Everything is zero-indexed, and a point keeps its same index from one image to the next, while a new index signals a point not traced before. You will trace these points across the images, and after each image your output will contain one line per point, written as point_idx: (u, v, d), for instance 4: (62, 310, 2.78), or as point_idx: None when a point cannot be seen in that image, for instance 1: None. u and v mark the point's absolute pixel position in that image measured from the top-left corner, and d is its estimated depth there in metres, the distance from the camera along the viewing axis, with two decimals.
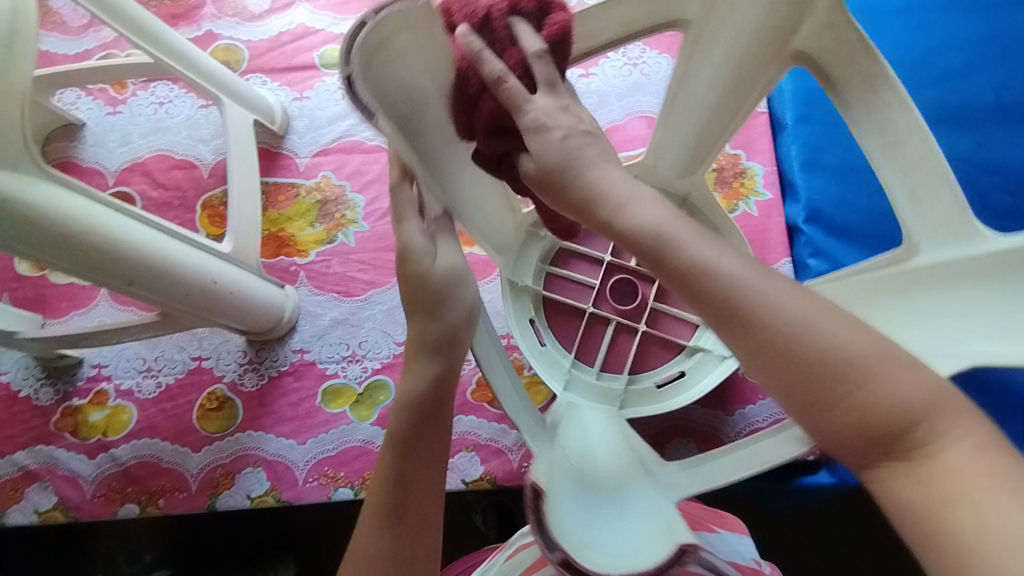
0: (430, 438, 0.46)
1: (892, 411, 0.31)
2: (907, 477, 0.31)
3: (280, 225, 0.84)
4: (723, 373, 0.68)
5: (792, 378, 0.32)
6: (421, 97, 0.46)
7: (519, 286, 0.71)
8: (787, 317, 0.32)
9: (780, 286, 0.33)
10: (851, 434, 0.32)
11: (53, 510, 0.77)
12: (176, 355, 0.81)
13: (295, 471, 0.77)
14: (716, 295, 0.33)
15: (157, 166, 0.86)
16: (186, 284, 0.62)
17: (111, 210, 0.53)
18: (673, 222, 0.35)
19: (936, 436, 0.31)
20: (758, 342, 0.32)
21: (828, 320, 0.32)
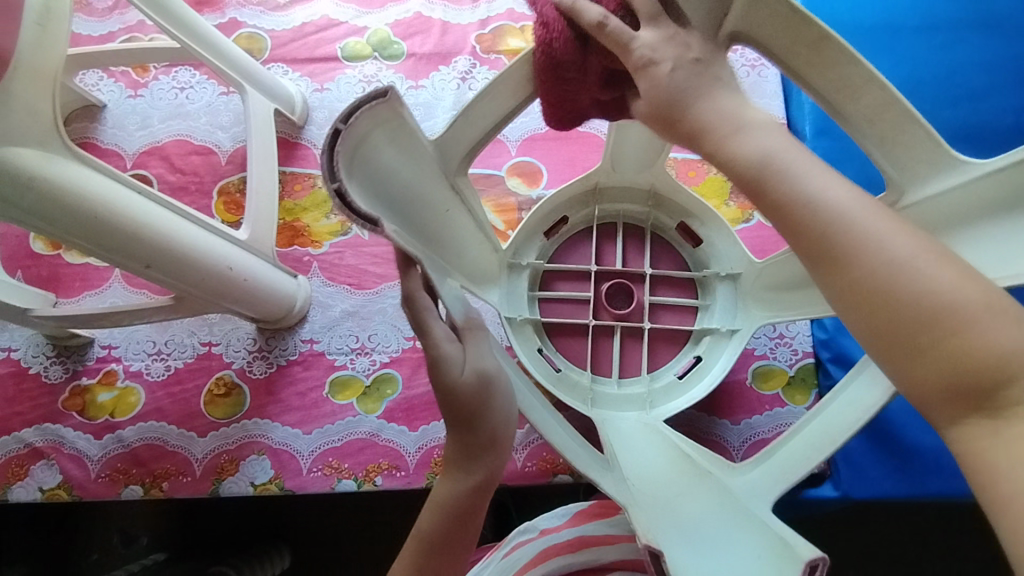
0: (455, 544, 0.48)
1: (991, 364, 0.30)
2: (991, 435, 0.31)
3: (295, 214, 0.85)
4: (737, 347, 0.68)
5: (887, 313, 0.32)
6: (392, 175, 0.47)
7: (518, 321, 0.68)
8: (891, 253, 0.33)
9: (882, 219, 0.34)
10: (929, 371, 0.31)
11: (57, 488, 0.77)
12: (186, 340, 0.82)
13: (299, 460, 0.77)
14: (808, 220, 0.35)
15: (176, 151, 0.87)
16: (203, 269, 0.62)
17: (135, 193, 0.54)
18: (779, 149, 0.37)
19: None
20: (843, 273, 0.34)
21: (924, 257, 0.32)
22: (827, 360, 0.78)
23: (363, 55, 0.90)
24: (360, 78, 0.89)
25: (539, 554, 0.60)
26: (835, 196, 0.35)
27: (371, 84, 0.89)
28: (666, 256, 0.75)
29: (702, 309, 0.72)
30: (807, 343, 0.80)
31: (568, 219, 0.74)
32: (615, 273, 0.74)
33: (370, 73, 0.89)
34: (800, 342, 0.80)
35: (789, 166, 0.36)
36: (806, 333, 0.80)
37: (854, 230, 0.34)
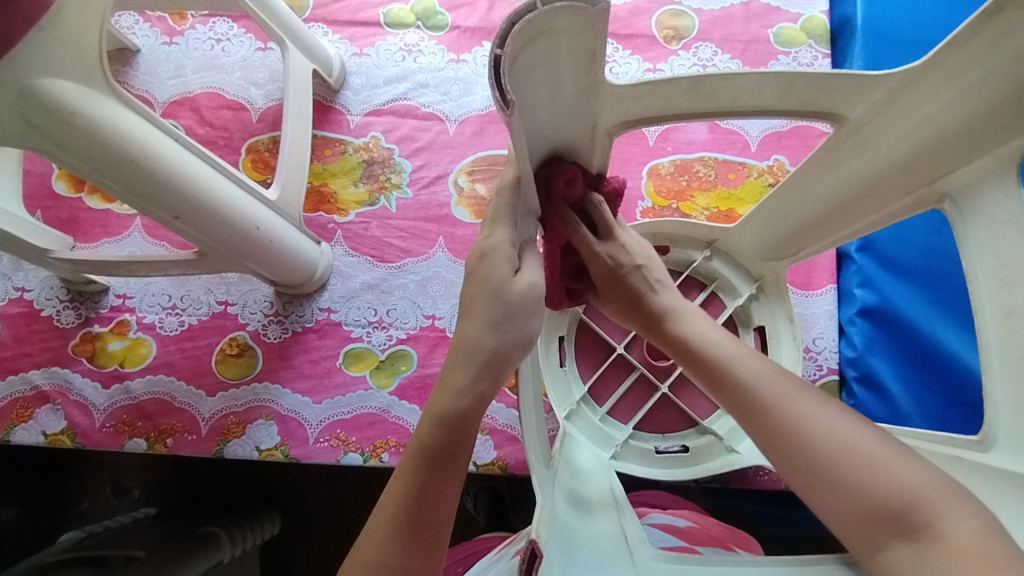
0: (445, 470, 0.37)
1: (897, 495, 0.40)
2: (913, 554, 0.39)
3: (323, 179, 0.83)
4: (781, 299, 0.74)
5: (811, 470, 0.43)
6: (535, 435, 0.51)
7: (610, 439, 0.72)
8: (808, 412, 0.45)
9: (808, 400, 0.46)
10: (860, 523, 0.41)
11: (61, 433, 0.76)
12: (202, 297, 0.80)
13: (307, 429, 0.76)
14: (747, 394, 0.48)
15: (207, 103, 0.85)
16: (230, 225, 0.61)
17: (172, 139, 0.52)
18: (710, 332, 0.53)
19: (937, 518, 0.39)
20: (774, 434, 0.46)
21: (857, 440, 0.43)
22: (853, 380, 0.76)
23: (406, 22, 0.87)
24: (401, 46, 0.87)
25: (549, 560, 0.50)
26: (760, 372, 0.49)
27: (412, 53, 0.86)
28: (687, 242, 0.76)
29: (721, 288, 0.77)
30: (832, 361, 0.78)
31: (564, 337, 0.77)
32: (637, 335, 0.78)
33: (411, 41, 0.87)
34: (826, 358, 0.78)
35: (727, 359, 0.50)
36: (833, 349, 0.79)
37: (771, 400, 0.46)
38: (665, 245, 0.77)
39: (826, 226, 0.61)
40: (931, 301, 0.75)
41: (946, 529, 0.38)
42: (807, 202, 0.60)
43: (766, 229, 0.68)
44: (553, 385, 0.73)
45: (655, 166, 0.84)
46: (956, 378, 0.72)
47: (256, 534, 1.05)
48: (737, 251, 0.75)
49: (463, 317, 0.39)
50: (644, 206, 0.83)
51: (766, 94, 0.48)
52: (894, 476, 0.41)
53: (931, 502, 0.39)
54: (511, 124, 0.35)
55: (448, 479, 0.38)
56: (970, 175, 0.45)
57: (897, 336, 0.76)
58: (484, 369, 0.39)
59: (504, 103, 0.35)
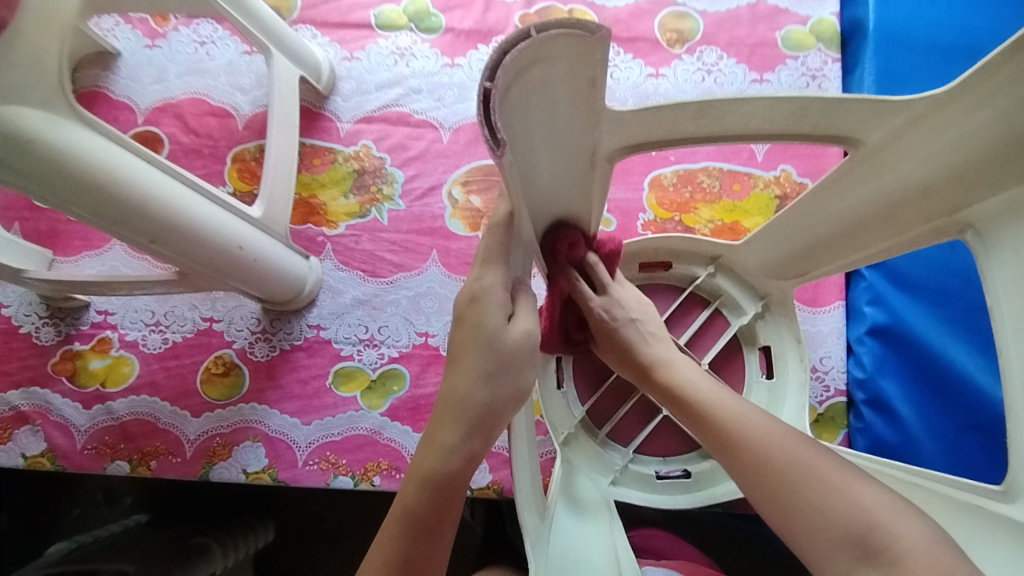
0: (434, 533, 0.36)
1: (860, 521, 0.40)
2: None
3: (312, 190, 0.80)
4: (788, 317, 0.70)
5: (757, 473, 0.45)
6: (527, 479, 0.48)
7: (609, 464, 0.70)
8: (736, 407, 0.49)
9: (736, 399, 0.50)
10: (826, 546, 0.41)
11: (40, 456, 0.73)
12: (187, 313, 0.77)
13: (295, 452, 0.73)
14: (714, 424, 0.48)
15: (191, 110, 0.82)
16: (210, 247, 0.58)
17: (143, 162, 0.49)
18: (691, 373, 0.54)
19: (898, 544, 0.39)
20: (707, 427, 0.49)
21: (815, 460, 0.44)
22: (861, 402, 0.74)
23: (399, 25, 0.84)
24: (393, 50, 0.83)
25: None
26: (689, 371, 0.54)
27: (404, 57, 0.83)
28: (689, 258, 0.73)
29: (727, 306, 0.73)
30: (840, 380, 0.76)
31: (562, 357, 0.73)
32: None
33: (404, 45, 0.83)
34: (833, 378, 0.76)
35: (698, 390, 0.51)
36: (841, 369, 0.76)
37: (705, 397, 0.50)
38: (667, 261, 0.73)
39: (838, 250, 0.58)
40: (944, 321, 0.73)
41: (905, 550, 0.39)
42: (819, 224, 0.57)
43: (774, 247, 0.65)
44: (549, 407, 0.70)
45: (657, 177, 0.81)
46: (969, 401, 0.70)
47: (250, 544, 1.03)
48: (742, 267, 0.71)
49: (451, 368, 0.38)
50: (645, 218, 0.80)
51: (777, 118, 0.44)
52: (859, 497, 0.41)
53: (887, 526, 0.40)
54: (502, 164, 0.33)
55: (437, 546, 0.36)
56: (995, 207, 0.43)
57: (908, 356, 0.73)
58: (475, 428, 0.37)
59: (495, 142, 0.32)
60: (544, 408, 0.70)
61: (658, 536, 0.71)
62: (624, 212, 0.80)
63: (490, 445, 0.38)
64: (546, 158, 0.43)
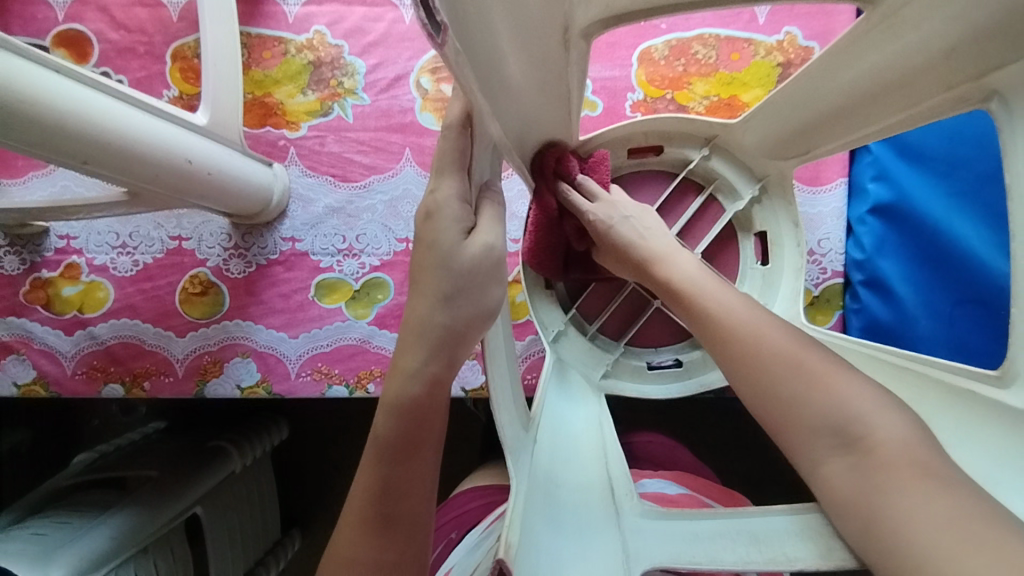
0: (416, 450, 0.37)
1: (838, 412, 0.40)
2: (848, 466, 0.39)
3: (266, 88, 0.72)
4: (786, 197, 0.65)
5: (743, 361, 0.45)
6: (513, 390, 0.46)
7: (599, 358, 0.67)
8: (730, 301, 0.48)
9: (731, 295, 0.49)
10: (801, 435, 0.41)
11: (33, 384, 0.73)
12: (153, 233, 0.74)
13: (287, 364, 0.73)
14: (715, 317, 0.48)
15: (115, 1, 0.72)
16: (151, 162, 0.53)
17: (48, 71, 0.43)
18: (699, 275, 0.51)
19: (876, 434, 0.38)
20: (699, 320, 0.49)
21: (805, 354, 0.43)
22: (859, 283, 0.72)
23: None
24: None
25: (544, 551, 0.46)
26: (686, 269, 0.52)
27: None
28: (679, 141, 0.67)
29: (721, 190, 0.68)
30: (838, 263, 0.74)
31: None
32: None
33: None
34: (831, 261, 0.73)
35: (706, 290, 0.50)
36: (840, 250, 0.74)
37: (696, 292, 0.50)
38: (658, 145, 0.67)
39: (843, 124, 0.52)
40: (952, 192, 0.68)
41: (880, 441, 0.38)
42: (826, 94, 0.50)
43: (774, 121, 0.58)
44: (536, 304, 0.66)
45: (648, 50, 0.73)
46: (972, 278, 0.66)
47: (266, 441, 1.07)
48: (740, 147, 0.65)
49: (411, 292, 0.38)
50: (635, 99, 0.73)
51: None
52: (848, 394, 0.40)
53: (867, 420, 0.39)
54: (445, 53, 0.28)
55: (415, 468, 0.37)
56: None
57: (908, 232, 0.70)
58: (440, 347, 0.37)
59: (433, 26, 0.27)
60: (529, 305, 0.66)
61: (654, 441, 0.73)
62: (611, 93, 0.73)
63: (455, 365, 0.38)
64: (510, 42, 0.37)
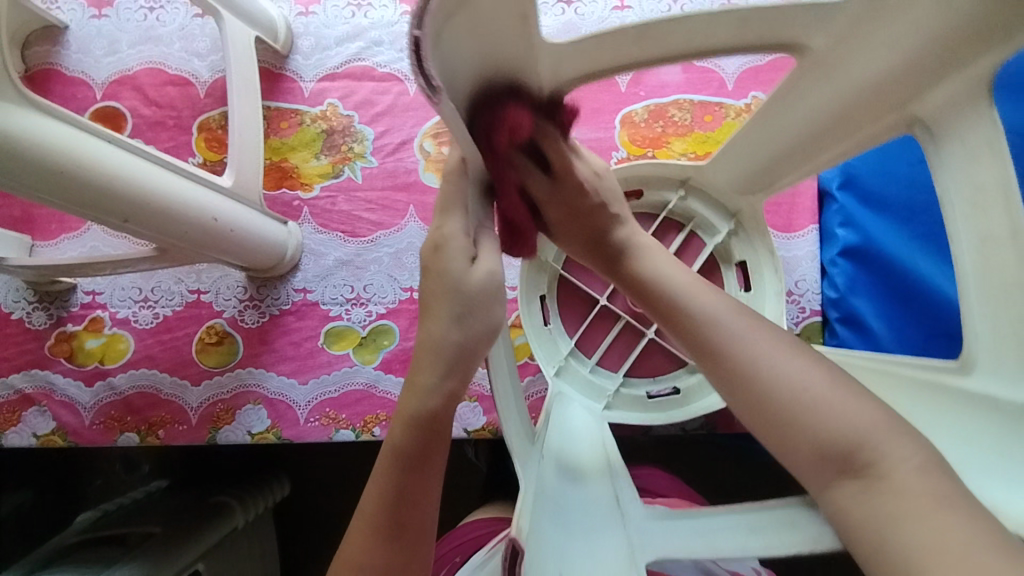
0: (429, 460, 0.42)
1: (849, 438, 0.40)
2: (859, 494, 0.39)
3: (282, 154, 0.79)
4: (762, 232, 0.71)
5: (749, 388, 0.44)
6: (519, 412, 0.53)
7: (597, 389, 0.71)
8: (725, 313, 0.47)
9: (723, 304, 0.48)
10: (813, 464, 0.41)
11: (52, 434, 0.76)
12: (174, 287, 0.79)
13: (296, 410, 0.76)
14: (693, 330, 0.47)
15: (149, 80, 0.80)
16: (184, 221, 0.58)
17: (102, 141, 0.50)
18: (667, 270, 0.52)
19: (886, 459, 0.39)
20: (694, 337, 0.47)
21: (813, 379, 0.42)
22: (836, 320, 0.76)
23: None
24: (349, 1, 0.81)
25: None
26: (680, 280, 0.50)
27: (361, 8, 0.81)
28: (658, 185, 0.73)
29: (702, 228, 0.73)
30: (815, 302, 0.78)
31: (545, 296, 0.74)
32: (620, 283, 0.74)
33: None
34: (809, 300, 0.78)
35: (681, 292, 0.49)
36: (816, 291, 0.78)
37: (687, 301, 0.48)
38: (638, 188, 0.73)
39: (797, 159, 0.58)
40: (914, 236, 0.74)
41: (888, 466, 0.39)
42: (778, 137, 0.57)
43: (738, 160, 0.64)
44: (538, 342, 0.71)
45: (628, 114, 0.81)
46: (938, 310, 0.72)
47: (267, 498, 1.08)
48: (711, 186, 0.71)
49: (426, 320, 0.44)
50: (619, 157, 0.80)
51: (728, 37, 0.46)
52: (840, 419, 0.40)
53: (881, 443, 0.39)
54: (440, 110, 0.34)
55: (423, 479, 0.42)
56: (942, 108, 0.43)
57: (878, 272, 0.75)
58: (452, 366, 0.42)
59: (429, 87, 0.33)
60: (529, 340, 0.71)
61: (655, 475, 0.76)
62: (597, 151, 0.80)
63: (464, 383, 0.43)
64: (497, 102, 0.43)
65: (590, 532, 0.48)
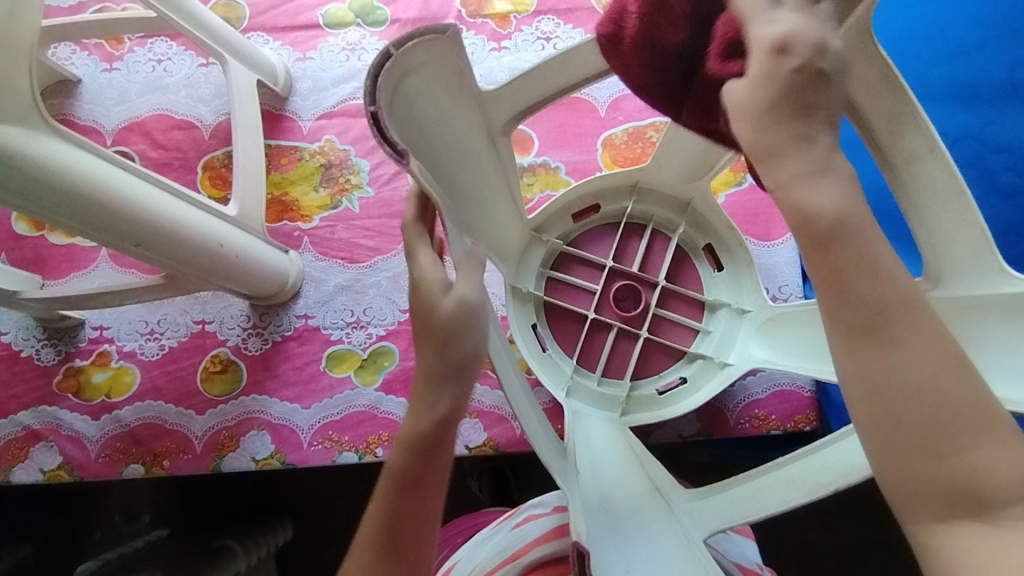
0: (422, 485, 0.44)
1: (986, 478, 0.32)
2: (970, 535, 0.32)
3: (283, 188, 0.84)
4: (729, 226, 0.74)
5: (888, 395, 0.33)
6: (537, 419, 0.53)
7: (609, 399, 0.72)
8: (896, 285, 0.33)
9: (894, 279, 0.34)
10: (927, 494, 0.33)
11: (58, 469, 0.77)
12: (179, 319, 0.81)
13: (299, 434, 0.77)
14: (868, 302, 0.33)
15: (156, 126, 0.85)
16: (192, 245, 0.61)
17: (118, 168, 0.53)
18: (861, 225, 0.34)
19: (1013, 506, 0.32)
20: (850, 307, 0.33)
21: (963, 405, 0.33)
22: None
23: (346, 22, 0.88)
24: (343, 46, 0.87)
25: (552, 531, 0.56)
26: (860, 236, 0.34)
27: (355, 52, 0.87)
28: (613, 195, 0.77)
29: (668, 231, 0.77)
30: None
31: (536, 324, 0.75)
32: (602, 296, 0.76)
33: (353, 40, 0.87)
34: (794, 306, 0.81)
35: (868, 263, 0.33)
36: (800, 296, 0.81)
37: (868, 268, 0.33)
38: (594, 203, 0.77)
39: None
40: (887, 238, 0.78)
41: (1013, 513, 0.32)
42: None
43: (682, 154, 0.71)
44: (541, 369, 0.72)
45: (609, 137, 0.86)
46: None
47: (271, 541, 1.06)
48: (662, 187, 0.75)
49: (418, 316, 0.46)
50: None
51: None
52: (994, 449, 0.32)
53: (1015, 489, 0.32)
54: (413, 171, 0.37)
55: (420, 504, 0.44)
56: None
57: None
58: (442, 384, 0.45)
59: (396, 152, 0.36)
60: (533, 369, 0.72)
61: None
62: (582, 173, 0.85)
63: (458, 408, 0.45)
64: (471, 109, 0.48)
65: (644, 532, 0.51)
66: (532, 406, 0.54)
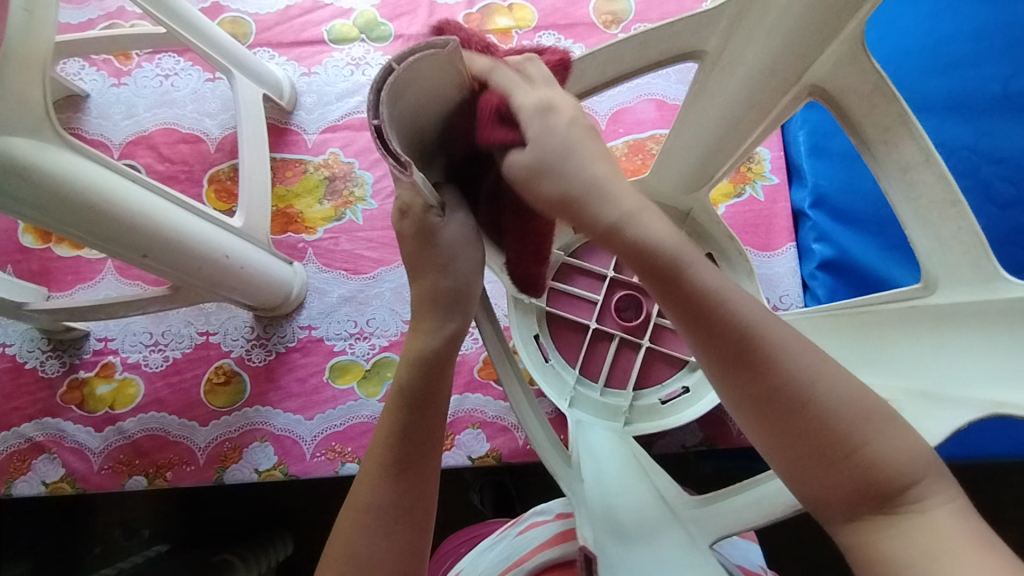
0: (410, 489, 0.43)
1: (889, 472, 0.33)
2: (886, 532, 0.33)
3: (287, 201, 0.84)
4: None
5: (781, 413, 0.34)
6: (542, 428, 0.53)
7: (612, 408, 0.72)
8: (753, 309, 0.36)
9: (758, 308, 0.36)
10: (844, 497, 0.34)
11: (61, 481, 0.77)
12: (184, 330, 0.82)
13: (302, 445, 0.77)
14: (733, 332, 0.35)
15: (163, 139, 0.86)
16: (198, 257, 0.62)
17: (128, 180, 0.54)
18: (730, 285, 0.36)
19: (925, 496, 0.33)
20: (723, 341, 0.35)
21: (855, 401, 0.34)
22: None
23: (350, 37, 0.89)
24: (347, 61, 0.89)
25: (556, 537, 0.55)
26: (705, 274, 0.36)
27: (359, 67, 0.88)
28: None
29: None
30: None
31: (540, 334, 0.75)
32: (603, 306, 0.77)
33: (357, 55, 0.89)
34: None
35: (729, 297, 0.35)
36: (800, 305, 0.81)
37: (725, 300, 0.35)
38: None
39: None
40: (886, 247, 0.79)
41: (927, 503, 0.33)
42: None
43: None
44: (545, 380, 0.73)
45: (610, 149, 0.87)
46: None
47: (272, 555, 1.05)
48: None
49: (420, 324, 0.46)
50: None
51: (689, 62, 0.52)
52: (889, 444, 0.34)
53: (920, 477, 0.34)
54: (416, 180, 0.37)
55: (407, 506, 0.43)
56: None
57: (856, 283, 0.79)
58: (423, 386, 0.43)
59: (400, 164, 0.37)
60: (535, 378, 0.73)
61: None
62: None
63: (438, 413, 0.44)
64: None
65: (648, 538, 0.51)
66: (537, 416, 0.54)
